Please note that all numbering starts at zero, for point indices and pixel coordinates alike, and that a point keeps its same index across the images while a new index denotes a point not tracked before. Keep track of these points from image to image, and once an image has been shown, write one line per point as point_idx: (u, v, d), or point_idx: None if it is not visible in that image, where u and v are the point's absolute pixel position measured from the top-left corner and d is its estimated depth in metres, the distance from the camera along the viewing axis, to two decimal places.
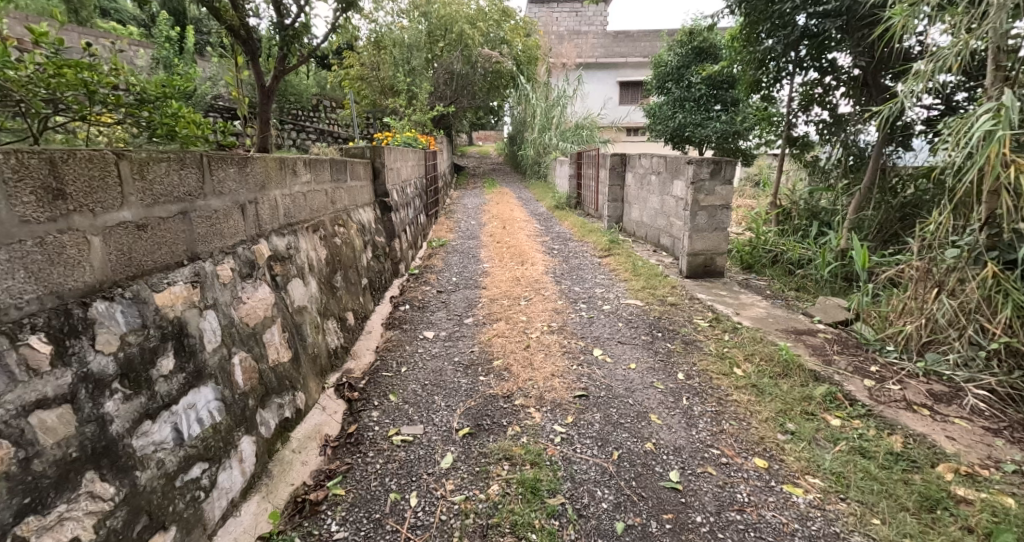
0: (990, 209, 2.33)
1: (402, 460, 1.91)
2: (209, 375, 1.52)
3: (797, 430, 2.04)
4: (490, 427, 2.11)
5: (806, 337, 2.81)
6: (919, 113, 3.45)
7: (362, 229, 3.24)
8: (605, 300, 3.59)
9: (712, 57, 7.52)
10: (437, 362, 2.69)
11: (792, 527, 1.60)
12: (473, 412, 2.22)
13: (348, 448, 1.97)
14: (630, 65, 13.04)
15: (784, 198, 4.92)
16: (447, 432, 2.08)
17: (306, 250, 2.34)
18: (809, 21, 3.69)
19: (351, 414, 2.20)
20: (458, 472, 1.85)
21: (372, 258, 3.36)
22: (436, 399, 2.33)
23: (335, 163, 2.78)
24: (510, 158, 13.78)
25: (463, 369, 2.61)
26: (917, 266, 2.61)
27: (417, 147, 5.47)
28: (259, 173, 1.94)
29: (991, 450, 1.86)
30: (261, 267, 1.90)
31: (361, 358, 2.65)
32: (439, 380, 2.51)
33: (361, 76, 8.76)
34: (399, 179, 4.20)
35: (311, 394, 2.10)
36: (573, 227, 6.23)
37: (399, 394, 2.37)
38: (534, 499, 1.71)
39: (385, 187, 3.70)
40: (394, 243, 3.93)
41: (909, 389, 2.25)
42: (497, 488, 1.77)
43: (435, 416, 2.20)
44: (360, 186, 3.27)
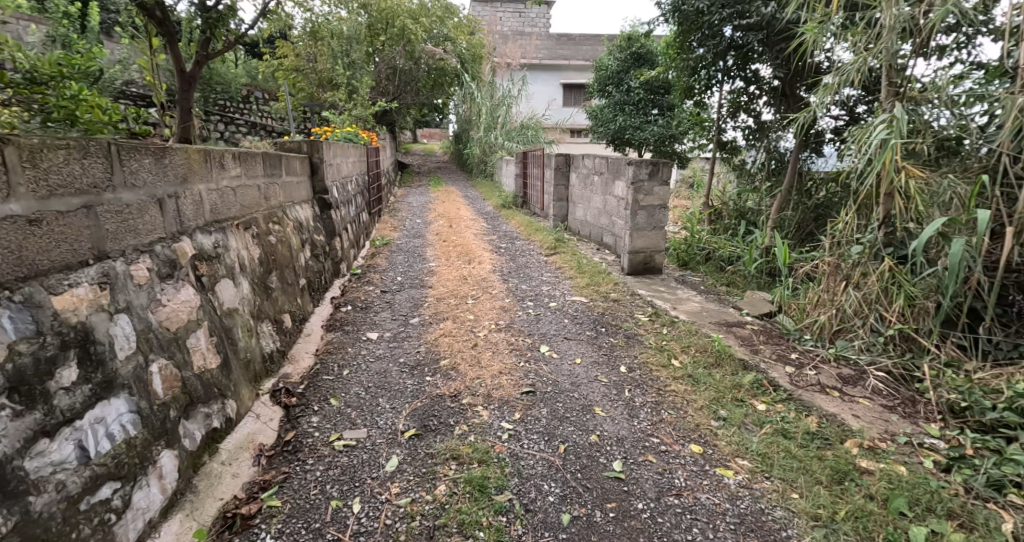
0: (886, 211, 2.59)
1: (344, 466, 1.89)
2: (122, 385, 1.44)
3: (728, 416, 2.19)
4: (437, 427, 2.13)
5: (736, 328, 3.01)
6: (828, 122, 3.77)
7: (300, 227, 3.14)
8: (551, 298, 3.67)
9: (650, 63, 7.93)
10: (382, 364, 2.67)
11: (723, 507, 1.73)
12: (420, 413, 2.23)
13: (284, 457, 1.93)
14: (572, 68, 13.36)
15: (716, 199, 5.23)
16: (392, 434, 2.08)
17: (237, 249, 2.25)
18: (735, 33, 3.93)
19: (289, 420, 2.14)
20: (403, 475, 1.85)
21: (310, 258, 3.27)
22: (381, 402, 2.32)
23: (269, 158, 2.69)
24: (455, 156, 13.74)
25: (409, 370, 2.60)
26: (828, 262, 2.85)
27: (359, 142, 5.36)
28: (180, 165, 1.85)
29: (888, 425, 2.07)
30: (184, 267, 1.82)
31: (301, 362, 2.59)
32: (384, 382, 2.49)
33: (297, 67, 8.41)
34: (339, 176, 4.11)
35: (243, 401, 2.03)
36: (519, 226, 6.31)
37: (341, 397, 2.34)
38: (481, 496, 1.75)
39: (324, 184, 3.61)
40: (336, 241, 3.83)
41: (823, 373, 2.46)
42: (444, 488, 1.79)
43: (379, 419, 2.19)
44: (296, 181, 3.17)
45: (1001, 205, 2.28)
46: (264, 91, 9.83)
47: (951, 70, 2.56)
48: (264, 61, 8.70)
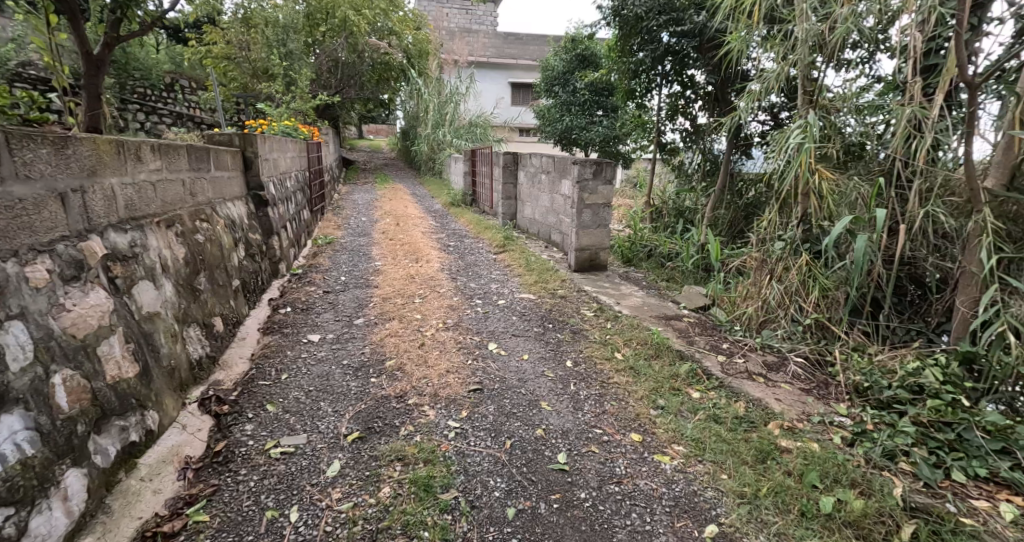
0: (803, 210, 2.80)
1: (281, 474, 1.85)
2: (15, 400, 1.36)
3: (666, 404, 2.31)
4: (381, 429, 2.12)
5: (674, 321, 3.17)
6: (756, 127, 4.02)
7: (231, 224, 3.02)
8: (500, 296, 3.71)
9: (594, 65, 8.14)
10: (324, 367, 2.62)
11: (660, 491, 1.83)
12: (364, 415, 2.21)
13: (214, 469, 1.86)
14: (520, 67, 13.46)
15: (657, 198, 5.45)
16: (333, 438, 2.06)
17: (158, 248, 2.14)
18: (671, 39, 4.11)
19: (220, 430, 2.07)
20: (346, 479, 1.84)
21: (245, 257, 3.15)
22: (323, 405, 2.28)
23: (195, 150, 2.57)
24: (403, 153, 13.52)
25: (353, 372, 2.57)
26: (756, 257, 3.04)
27: (298, 137, 5.18)
28: (86, 158, 1.75)
29: (805, 406, 2.25)
30: (92, 268, 1.72)
31: (235, 367, 2.49)
32: (326, 385, 2.45)
33: (228, 55, 7.73)
34: (276, 171, 3.96)
35: (167, 412, 1.94)
36: (468, 224, 6.32)
37: (279, 403, 2.28)
38: (426, 496, 1.76)
39: (259, 180, 3.48)
40: (273, 240, 3.70)
41: (750, 361, 2.64)
42: (388, 491, 1.79)
43: (320, 423, 2.15)
44: (227, 176, 3.04)
45: (898, 206, 2.52)
46: (190, 80, 9.17)
47: (856, 83, 2.80)
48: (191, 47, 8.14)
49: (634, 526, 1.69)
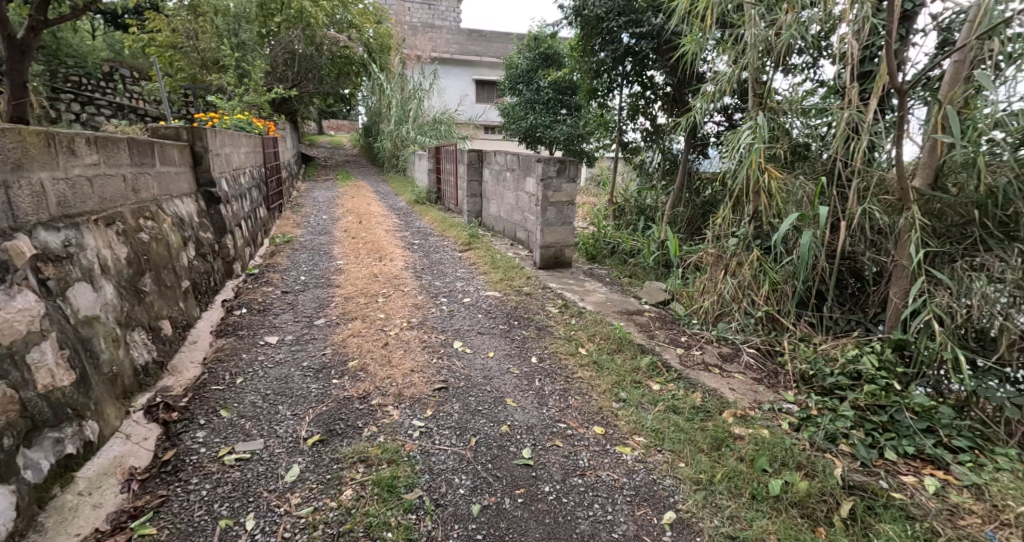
0: (754, 208, 2.92)
1: (236, 481, 1.81)
2: None
3: (628, 397, 2.38)
4: (343, 431, 2.10)
5: (636, 316, 3.25)
6: (712, 127, 4.16)
7: (180, 222, 2.91)
8: (465, 294, 3.72)
9: (557, 64, 8.21)
10: (282, 369, 2.56)
11: (621, 482, 1.89)
12: (325, 417, 2.18)
13: (162, 478, 1.80)
14: (484, 64, 13.42)
15: (619, 196, 5.55)
16: (292, 442, 2.02)
17: (96, 248, 2.05)
18: (631, 40, 4.20)
19: (169, 437, 2.00)
20: (305, 483, 1.81)
21: (195, 257, 3.04)
22: (281, 409, 2.23)
23: (137, 145, 2.47)
24: (365, 150, 13.28)
25: (313, 374, 2.52)
26: (712, 253, 3.16)
27: (253, 131, 5.01)
28: (10, 151, 1.66)
29: (757, 395, 2.36)
30: (20, 270, 1.64)
31: (186, 372, 2.41)
32: (285, 388, 2.40)
33: (174, 44, 7.21)
34: (229, 167, 3.84)
35: (108, 421, 1.87)
36: (433, 222, 6.28)
37: (233, 408, 2.22)
38: (390, 497, 1.76)
39: (210, 176, 3.36)
40: (227, 239, 3.58)
41: (707, 352, 2.74)
42: (350, 493, 1.78)
43: (279, 427, 2.11)
44: (173, 172, 2.93)
45: (838, 204, 2.67)
46: (131, 69, 8.25)
47: (801, 87, 2.95)
48: (132, 34, 7.71)
49: (597, 516, 1.74)
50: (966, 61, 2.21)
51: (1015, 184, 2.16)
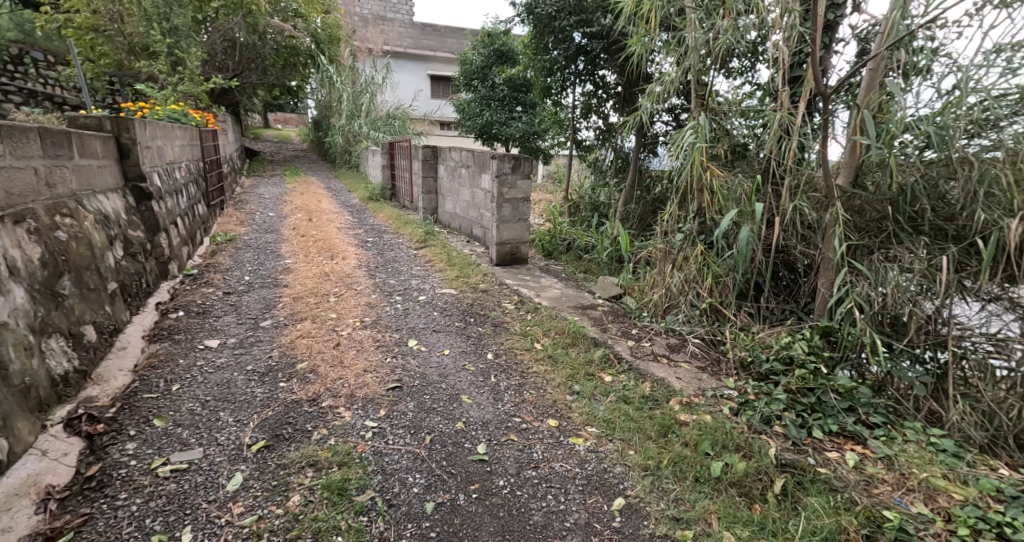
0: (697, 205, 3.04)
1: (171, 493, 1.74)
2: None
3: (581, 390, 2.43)
4: (290, 435, 2.05)
5: (589, 310, 3.33)
6: (661, 127, 4.30)
7: (104, 220, 2.74)
8: (420, 292, 3.69)
9: (511, 61, 8.23)
10: (224, 374, 2.47)
11: (574, 472, 1.94)
12: (271, 422, 2.12)
13: (85, 496, 1.70)
14: (438, 60, 13.28)
15: (574, 193, 5.64)
16: (235, 450, 1.96)
17: (3, 248, 1.91)
18: (582, 39, 4.31)
19: (93, 451, 1.88)
20: (249, 491, 1.76)
21: (123, 257, 2.87)
22: (222, 416, 2.15)
23: (51, 136, 2.32)
24: (316, 145, 12.88)
25: (259, 378, 2.44)
26: (660, 248, 3.27)
27: (189, 123, 4.75)
28: None
29: (701, 382, 2.47)
30: None
31: (114, 380, 2.27)
32: (227, 393, 2.31)
33: (96, 26, 6.76)
34: (162, 160, 3.64)
35: (20, 437, 1.75)
36: (388, 219, 6.18)
37: (168, 417, 2.12)
38: (341, 500, 1.73)
39: (139, 170, 3.18)
40: (161, 238, 3.40)
41: (656, 344, 2.84)
42: (298, 499, 1.74)
43: (220, 435, 2.04)
44: (96, 166, 2.76)
45: (773, 201, 2.82)
46: (45, 52, 7.66)
47: (740, 89, 3.09)
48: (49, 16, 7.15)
49: (550, 507, 1.78)
50: (880, 69, 2.40)
51: (921, 183, 2.35)
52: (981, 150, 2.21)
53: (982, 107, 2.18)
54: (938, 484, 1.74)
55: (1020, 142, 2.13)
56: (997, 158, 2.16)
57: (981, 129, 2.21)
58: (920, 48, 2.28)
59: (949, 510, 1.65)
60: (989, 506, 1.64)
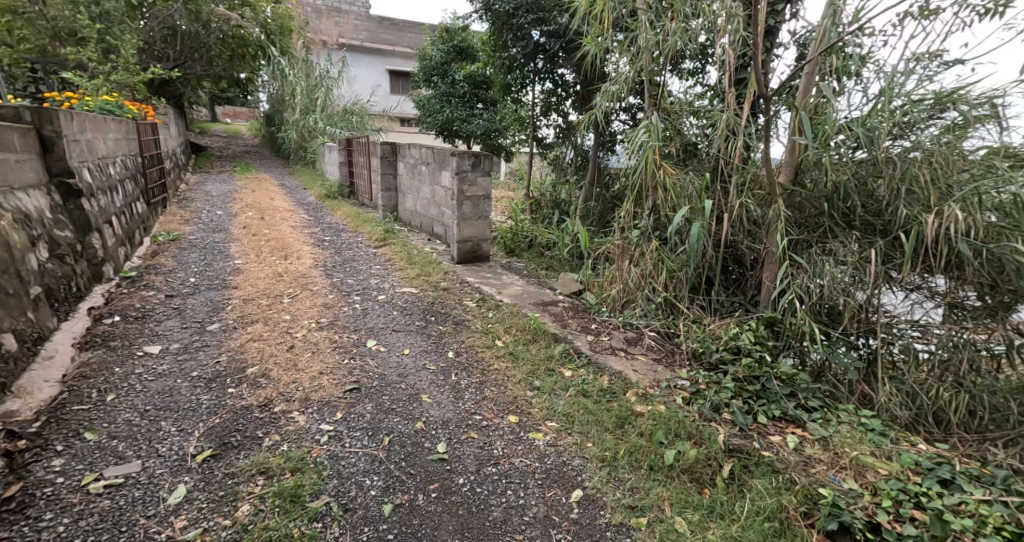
0: (652, 202, 3.12)
1: (105, 510, 1.65)
2: None
3: (541, 385, 2.45)
4: (239, 443, 1.98)
5: (550, 307, 3.36)
6: (619, 125, 4.39)
7: (25, 220, 2.56)
8: (380, 291, 3.62)
9: (471, 57, 8.18)
10: (166, 381, 2.36)
11: (533, 467, 1.95)
12: (218, 430, 2.04)
13: (3, 518, 1.59)
14: (396, 54, 13.07)
15: (535, 190, 5.66)
16: (179, 461, 1.87)
17: None
18: (541, 37, 4.37)
19: (14, 470, 1.76)
20: (193, 504, 1.69)
21: (48, 259, 2.69)
22: (164, 425, 2.06)
23: None
24: (270, 140, 12.44)
25: (205, 384, 2.35)
26: (618, 244, 3.33)
27: (122, 115, 4.46)
28: None
29: (656, 374, 2.53)
30: None
31: (38, 392, 2.13)
32: (170, 402, 2.21)
33: (13, 8, 6.15)
34: (92, 154, 3.42)
35: None
36: (346, 217, 6.05)
37: (101, 430, 2.01)
38: (294, 507, 1.69)
39: (65, 165, 2.98)
40: (94, 238, 3.20)
41: (614, 338, 2.90)
42: (248, 508, 1.68)
43: (161, 446, 1.94)
44: (14, 161, 2.57)
45: (722, 198, 2.92)
46: None
47: (691, 90, 3.20)
48: None
49: (509, 502, 1.79)
50: (815, 73, 2.52)
51: (853, 181, 2.49)
52: (904, 150, 2.40)
53: (903, 111, 2.37)
54: (866, 460, 1.85)
55: (936, 143, 2.32)
56: (916, 158, 2.35)
57: (903, 131, 2.40)
58: (850, 55, 2.45)
59: (875, 484, 1.75)
60: (909, 478, 1.76)
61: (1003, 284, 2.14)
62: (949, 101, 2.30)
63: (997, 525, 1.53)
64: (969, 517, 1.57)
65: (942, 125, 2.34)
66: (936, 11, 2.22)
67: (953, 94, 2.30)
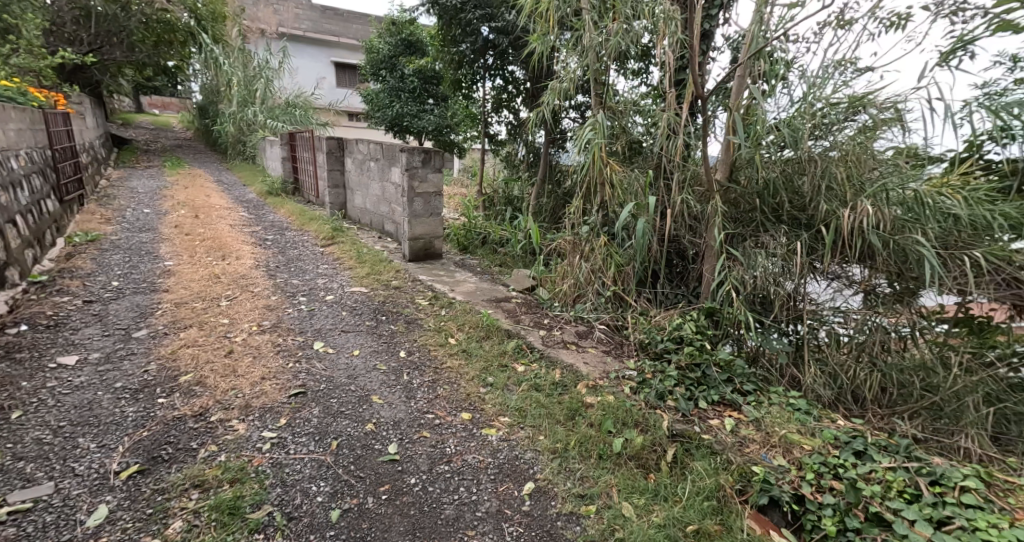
0: (600, 198, 3.18)
1: (12, 538, 1.52)
2: None
3: (494, 381, 2.45)
4: (170, 456, 1.87)
5: (503, 303, 3.36)
6: (569, 122, 4.44)
7: None
8: (327, 291, 3.52)
9: (420, 52, 8.08)
10: (85, 394, 2.20)
11: (486, 463, 1.95)
12: (146, 444, 1.92)
13: None
14: (342, 46, 12.71)
15: (488, 187, 5.64)
16: (99, 479, 1.75)
17: None
18: (489, 33, 4.37)
19: None
20: (116, 525, 1.59)
21: None
22: (81, 442, 1.92)
23: None
24: (205, 133, 11.77)
25: (131, 395, 2.20)
26: (568, 239, 3.37)
27: (24, 103, 4.08)
28: None
29: (606, 366, 2.59)
30: None
31: None
32: (89, 416, 2.06)
33: None
34: None
35: None
36: (291, 215, 5.82)
37: (7, 451, 1.85)
38: (233, 520, 1.61)
39: None
40: None
41: (565, 332, 2.94)
42: (181, 524, 1.59)
43: (78, 464, 1.81)
44: None
45: (665, 195, 3.02)
46: None
47: (635, 89, 3.29)
48: None
49: (462, 499, 1.78)
50: (746, 77, 2.65)
51: (780, 178, 2.62)
52: (824, 150, 2.55)
53: (822, 113, 2.54)
54: (793, 438, 1.96)
55: (851, 144, 2.48)
56: (834, 157, 2.51)
57: (822, 132, 2.55)
58: (777, 60, 2.59)
59: (801, 459, 1.85)
60: (830, 452, 1.88)
61: (907, 272, 2.33)
62: (860, 105, 2.46)
63: (900, 489, 1.66)
64: (877, 483, 1.69)
65: (855, 128, 2.50)
66: (851, 21, 2.36)
67: (863, 99, 2.46)
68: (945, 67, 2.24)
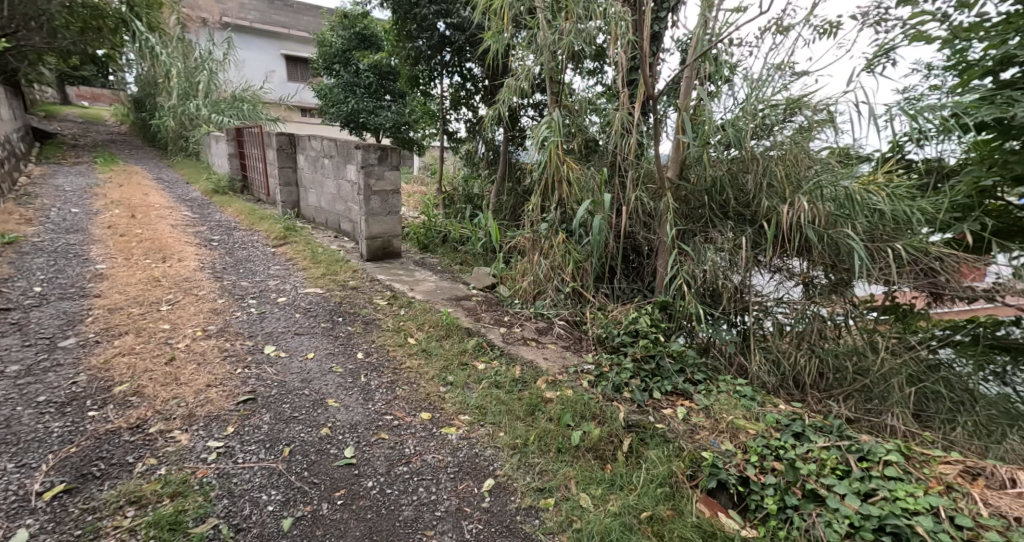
0: (558, 196, 3.20)
1: None
2: None
3: (454, 380, 2.43)
4: (103, 473, 1.76)
5: (464, 301, 3.34)
6: (528, 120, 4.47)
7: None
8: (280, 293, 3.40)
9: (375, 46, 7.91)
10: (4, 409, 2.04)
11: (445, 462, 1.93)
12: (75, 461, 1.80)
13: None
14: (292, 39, 12.31)
15: (448, 185, 5.58)
16: (20, 501, 1.63)
17: None
18: (446, 29, 4.33)
19: None
20: None
21: None
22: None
23: None
24: (143, 129, 11.10)
25: (57, 409, 2.06)
26: (527, 236, 3.38)
27: None
28: None
29: (565, 361, 2.61)
30: None
31: None
32: (8, 433, 1.91)
33: None
34: None
35: None
36: (239, 214, 5.58)
37: None
38: (173, 535, 1.53)
39: None
40: None
41: (526, 328, 2.95)
42: None
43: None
44: None
45: (620, 192, 3.08)
46: None
47: (589, 88, 3.33)
48: None
49: (420, 500, 1.75)
50: (693, 78, 2.72)
51: (726, 176, 2.71)
52: (764, 149, 2.66)
53: (763, 115, 2.66)
54: (738, 423, 2.02)
55: (790, 144, 2.60)
56: (773, 156, 2.62)
57: (762, 133, 2.67)
58: (721, 63, 2.68)
59: (746, 443, 1.92)
60: (772, 435, 1.96)
61: (840, 264, 2.47)
62: (797, 106, 2.60)
63: (833, 466, 1.73)
64: (813, 462, 1.76)
65: (792, 128, 2.64)
66: (788, 27, 2.47)
67: (799, 101, 2.59)
68: (870, 73, 2.39)
